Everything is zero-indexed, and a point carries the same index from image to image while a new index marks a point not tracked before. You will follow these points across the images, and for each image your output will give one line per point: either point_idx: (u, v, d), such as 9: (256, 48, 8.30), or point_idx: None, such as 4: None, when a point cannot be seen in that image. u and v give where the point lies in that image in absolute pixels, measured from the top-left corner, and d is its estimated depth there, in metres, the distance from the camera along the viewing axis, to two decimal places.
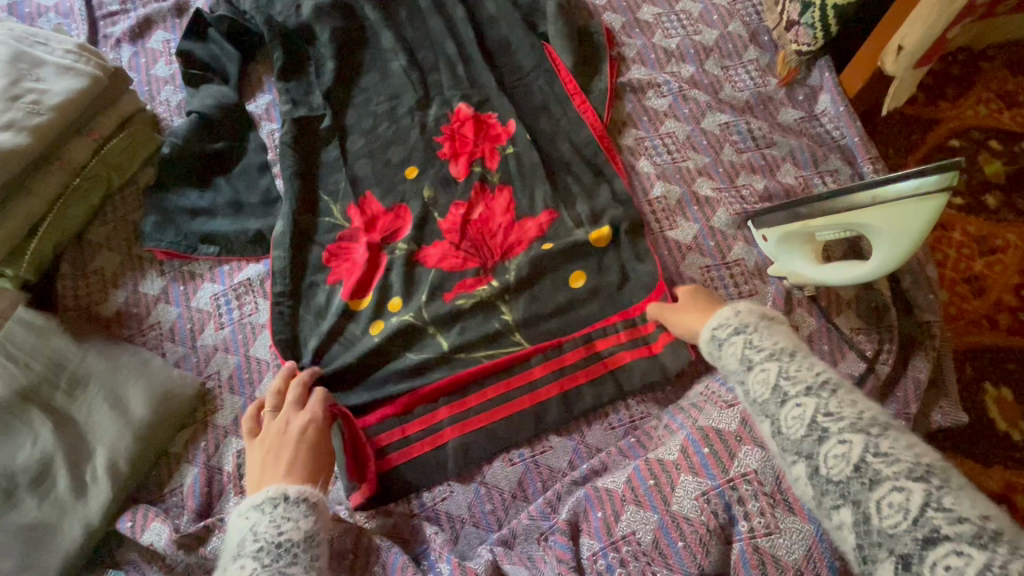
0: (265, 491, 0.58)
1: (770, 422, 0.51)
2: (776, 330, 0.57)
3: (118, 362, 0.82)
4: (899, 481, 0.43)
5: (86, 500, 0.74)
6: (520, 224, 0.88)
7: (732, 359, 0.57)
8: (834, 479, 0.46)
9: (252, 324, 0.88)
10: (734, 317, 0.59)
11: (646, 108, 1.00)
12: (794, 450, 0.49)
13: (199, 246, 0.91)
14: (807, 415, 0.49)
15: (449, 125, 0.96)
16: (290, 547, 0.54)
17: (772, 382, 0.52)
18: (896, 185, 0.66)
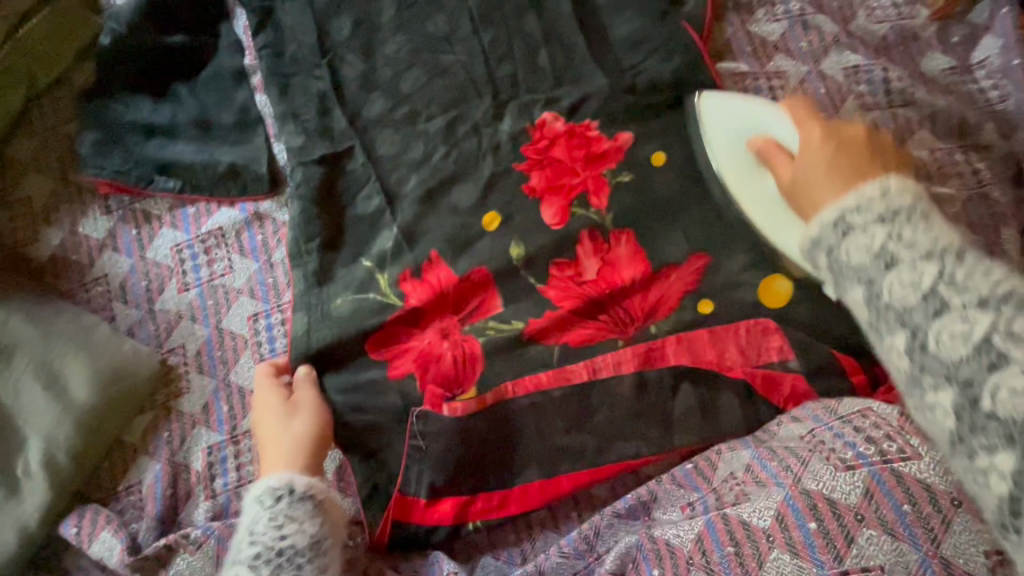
0: (266, 482, 0.56)
1: (910, 335, 0.39)
2: (938, 222, 0.41)
3: (52, 328, 0.64)
4: (969, 313, 0.37)
5: (19, 498, 0.61)
6: (660, 277, 0.68)
7: (857, 254, 0.42)
8: (898, 310, 0.40)
9: (224, 288, 0.69)
10: (880, 200, 0.42)
11: (751, 36, 0.75)
12: (973, 387, 0.36)
13: (155, 178, 0.70)
14: (882, 247, 0.41)
15: (534, 146, 0.72)
16: (293, 556, 0.53)
17: (986, 293, 0.37)
18: (703, 106, 0.69)
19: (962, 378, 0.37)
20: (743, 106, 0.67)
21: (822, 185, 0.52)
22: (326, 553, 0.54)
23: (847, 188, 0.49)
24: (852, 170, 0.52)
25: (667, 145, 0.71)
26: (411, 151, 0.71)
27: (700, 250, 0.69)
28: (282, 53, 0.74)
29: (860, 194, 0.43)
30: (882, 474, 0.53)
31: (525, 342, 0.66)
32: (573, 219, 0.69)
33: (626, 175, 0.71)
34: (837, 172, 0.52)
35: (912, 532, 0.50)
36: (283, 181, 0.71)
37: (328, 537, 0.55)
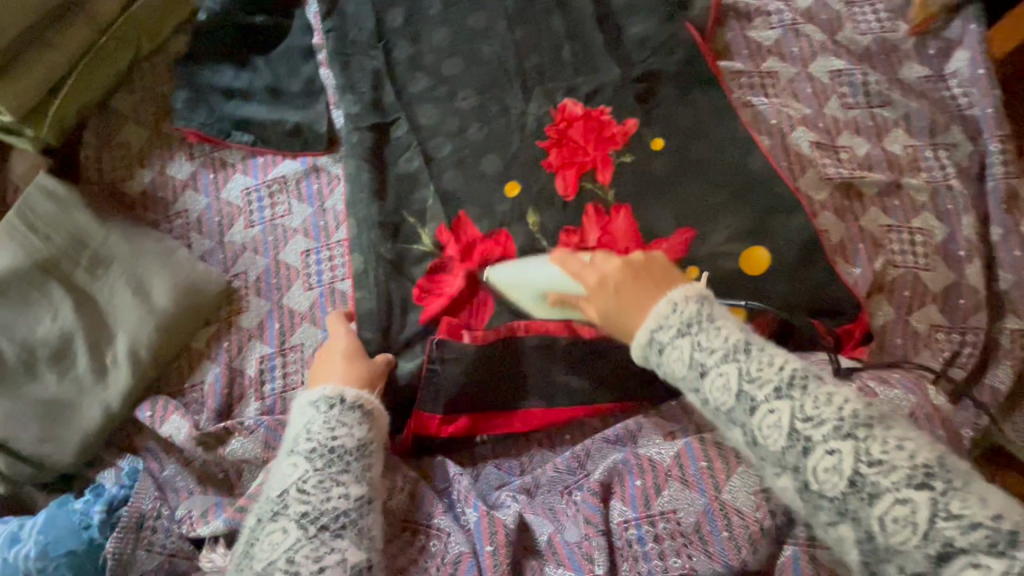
0: (324, 390, 0.63)
1: (744, 432, 0.53)
2: (721, 322, 0.56)
3: (142, 247, 0.77)
4: (829, 445, 0.48)
5: (106, 383, 0.73)
6: (652, 246, 0.79)
7: (677, 364, 0.56)
8: (773, 448, 0.51)
9: (284, 227, 0.81)
10: (674, 316, 0.57)
11: (749, 41, 0.86)
12: (801, 472, 0.49)
13: (233, 132, 0.83)
14: (731, 383, 0.53)
15: (554, 126, 0.83)
16: (343, 454, 0.60)
17: (775, 382, 0.52)
18: (492, 272, 0.75)
19: (792, 465, 0.50)
20: (526, 268, 0.72)
21: (637, 314, 0.59)
22: (371, 455, 0.61)
23: (653, 312, 0.58)
24: (649, 284, 0.60)
25: (670, 129, 0.82)
26: (448, 123, 0.83)
27: (687, 225, 0.79)
28: (344, 35, 0.87)
29: (659, 311, 0.58)
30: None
31: None
32: (581, 191, 0.81)
33: (630, 156, 0.82)
34: (633, 304, 0.59)
35: None
36: (338, 141, 0.84)
37: (374, 441, 0.62)
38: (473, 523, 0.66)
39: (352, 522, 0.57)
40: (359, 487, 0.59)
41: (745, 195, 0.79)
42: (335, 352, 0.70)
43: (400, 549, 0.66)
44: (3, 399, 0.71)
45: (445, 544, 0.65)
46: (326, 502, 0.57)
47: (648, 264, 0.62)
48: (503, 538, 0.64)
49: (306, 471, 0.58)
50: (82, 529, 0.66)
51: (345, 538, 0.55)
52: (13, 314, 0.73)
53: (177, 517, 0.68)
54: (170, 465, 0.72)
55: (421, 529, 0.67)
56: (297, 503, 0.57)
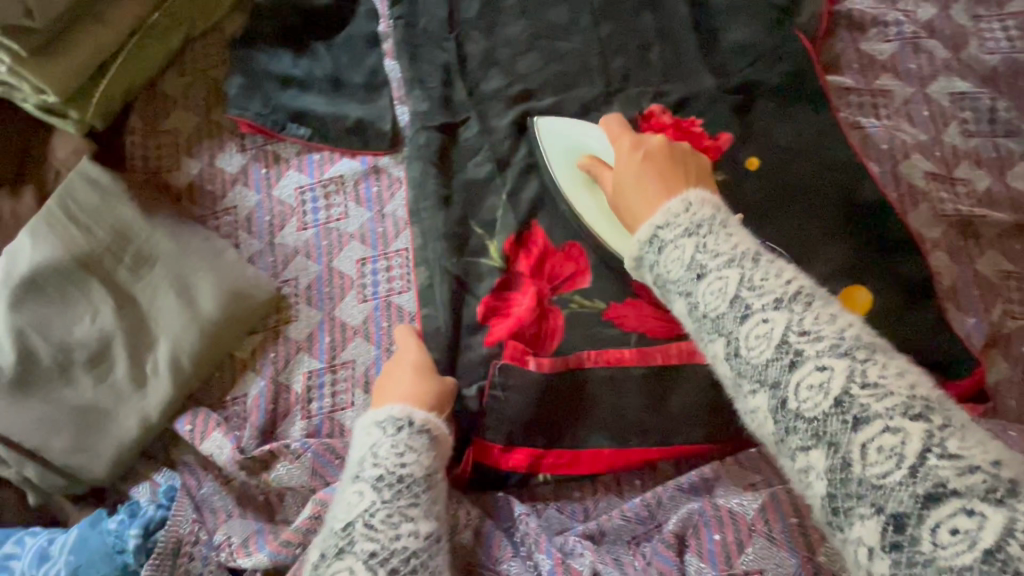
0: (391, 410, 0.58)
1: (725, 342, 0.41)
2: (735, 230, 0.45)
3: (189, 246, 0.71)
4: (822, 360, 0.37)
5: (145, 392, 0.68)
6: None
7: (674, 266, 0.45)
8: (754, 362, 0.40)
9: (339, 232, 0.75)
10: (685, 216, 0.47)
11: (861, 54, 0.77)
12: (781, 388, 0.38)
13: (288, 124, 0.77)
14: (728, 287, 0.42)
15: (640, 134, 0.75)
16: (412, 484, 0.53)
17: (779, 292, 0.40)
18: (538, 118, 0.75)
19: (772, 381, 0.39)
20: (570, 130, 0.73)
21: (647, 195, 0.52)
22: (438, 488, 0.56)
23: (663, 208, 0.48)
24: (674, 171, 0.53)
25: (767, 148, 0.74)
26: (523, 128, 0.76)
27: (782, 256, 0.71)
28: (414, 24, 0.79)
29: (668, 210, 0.48)
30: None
31: (604, 323, 0.71)
32: None
33: (722, 174, 0.74)
34: (648, 188, 0.52)
35: None
36: (401, 140, 0.77)
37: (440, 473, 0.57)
38: (547, 572, 0.61)
39: (423, 565, 0.50)
40: (427, 522, 0.52)
41: (849, 228, 0.72)
42: (401, 370, 0.64)
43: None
44: (36, 404, 0.66)
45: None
46: (395, 541, 0.50)
47: (685, 157, 0.55)
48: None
49: (373, 502, 0.51)
50: (115, 553, 0.61)
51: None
52: (50, 312, 0.67)
53: (215, 543, 0.63)
54: (208, 482, 0.67)
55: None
56: (363, 539, 0.49)
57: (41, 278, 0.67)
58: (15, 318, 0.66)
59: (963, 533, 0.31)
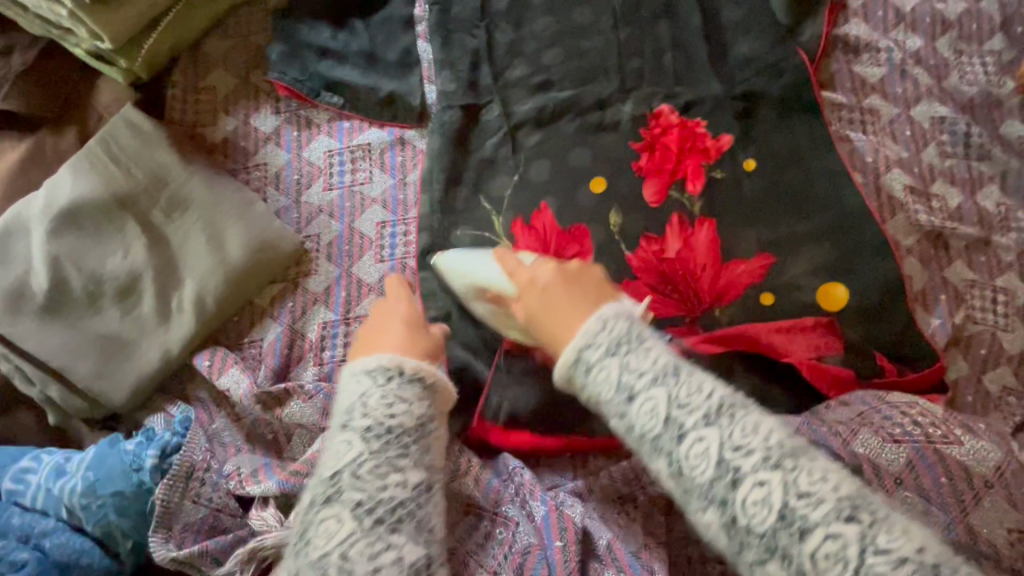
0: (381, 358, 0.56)
1: (669, 462, 0.48)
2: (651, 342, 0.52)
3: (222, 195, 0.75)
4: (758, 475, 0.45)
5: (168, 327, 0.71)
6: (730, 266, 0.78)
7: (604, 386, 0.51)
8: (699, 481, 0.46)
9: (362, 195, 0.80)
10: (603, 334, 0.53)
11: (855, 75, 0.85)
12: (729, 504, 0.45)
13: (323, 92, 0.82)
14: (660, 408, 0.48)
15: (648, 130, 0.82)
16: (402, 434, 0.52)
17: (705, 409, 0.48)
18: (442, 257, 0.74)
19: (720, 498, 0.45)
20: (473, 260, 0.71)
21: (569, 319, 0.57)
22: (430, 435, 0.55)
23: (583, 327, 0.54)
24: (588, 290, 0.58)
25: (763, 152, 0.81)
26: (542, 114, 0.82)
27: (767, 251, 0.79)
28: (447, 11, 0.85)
29: (585, 330, 0.54)
30: (925, 450, 0.60)
31: None
32: (666, 200, 0.80)
33: (721, 172, 0.81)
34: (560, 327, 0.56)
35: (944, 500, 0.58)
36: (428, 116, 0.82)
37: (432, 420, 0.56)
38: (541, 518, 0.63)
39: (411, 514, 0.50)
40: (417, 473, 0.52)
41: (831, 229, 0.79)
42: (390, 325, 0.63)
43: (464, 535, 0.65)
44: (63, 328, 0.69)
45: (512, 534, 0.63)
46: (382, 491, 0.49)
47: (593, 276, 0.61)
48: (572, 535, 0.62)
49: (360, 454, 0.51)
50: (132, 471, 0.65)
51: (402, 534, 0.49)
52: (85, 244, 0.71)
53: (225, 472, 0.66)
54: (220, 419, 0.72)
55: (485, 516, 0.65)
56: (350, 488, 0.49)
57: (80, 212, 0.71)
58: (53, 246, 0.70)
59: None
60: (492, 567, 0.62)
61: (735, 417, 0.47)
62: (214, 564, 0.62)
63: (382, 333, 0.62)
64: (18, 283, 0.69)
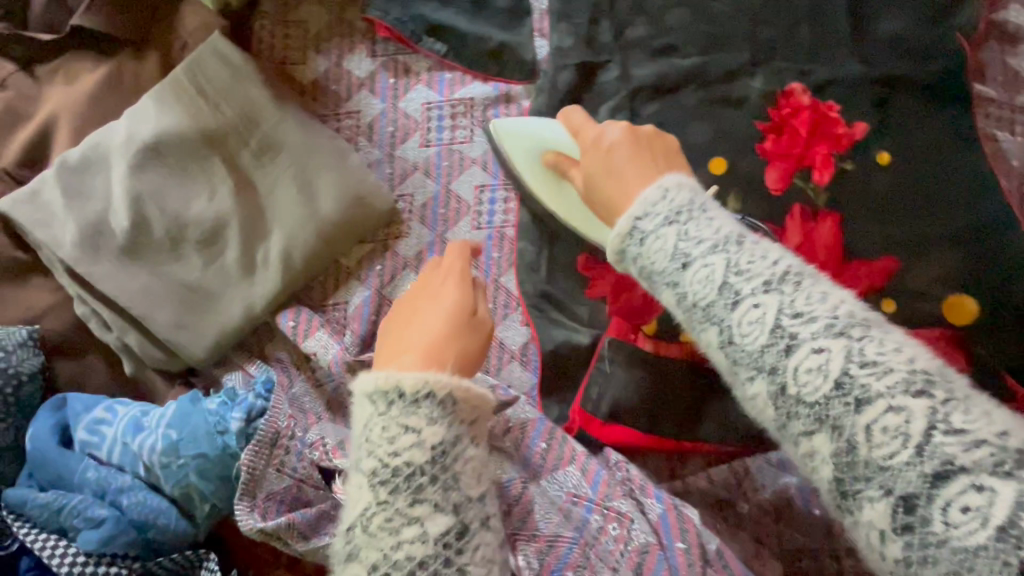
0: (372, 376, 0.38)
1: (718, 332, 0.36)
2: (717, 213, 0.40)
3: (315, 142, 0.69)
4: (819, 343, 0.32)
5: (252, 281, 0.66)
6: (851, 266, 0.72)
7: (656, 258, 0.39)
8: (747, 349, 0.34)
9: (461, 155, 0.74)
10: (663, 204, 0.40)
11: (1007, 67, 0.77)
12: (779, 374, 0.33)
13: (425, 37, 0.75)
14: (716, 274, 0.36)
15: (777, 109, 0.75)
16: (416, 481, 0.36)
17: (768, 275, 0.35)
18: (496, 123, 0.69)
19: (768, 367, 0.33)
20: (533, 126, 0.67)
21: (617, 181, 0.47)
22: (460, 464, 0.37)
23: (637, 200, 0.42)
24: (645, 153, 0.48)
25: (903, 143, 0.73)
26: (662, 82, 0.75)
27: (891, 252, 0.71)
28: None
29: (643, 201, 0.41)
30: None
31: None
32: (790, 188, 0.73)
33: (853, 161, 0.73)
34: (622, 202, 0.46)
35: None
36: (537, 74, 0.75)
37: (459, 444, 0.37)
38: (659, 517, 0.59)
39: None
40: (446, 528, 0.35)
41: (976, 234, 0.70)
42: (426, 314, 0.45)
43: (575, 527, 0.59)
44: (142, 273, 0.64)
45: (628, 531, 0.58)
46: (396, 552, 0.35)
47: (655, 137, 0.50)
48: (695, 536, 0.57)
49: (368, 506, 0.36)
50: (217, 433, 0.61)
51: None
52: (168, 184, 0.65)
53: (309, 441, 0.62)
54: (299, 382, 0.67)
55: (594, 510, 0.60)
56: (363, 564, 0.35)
57: (164, 147, 0.65)
58: (135, 182, 0.64)
59: (974, 510, 0.28)
60: (610, 563, 0.56)
61: (801, 279, 0.34)
62: (300, 538, 0.58)
63: (409, 322, 0.45)
64: (97, 220, 0.64)
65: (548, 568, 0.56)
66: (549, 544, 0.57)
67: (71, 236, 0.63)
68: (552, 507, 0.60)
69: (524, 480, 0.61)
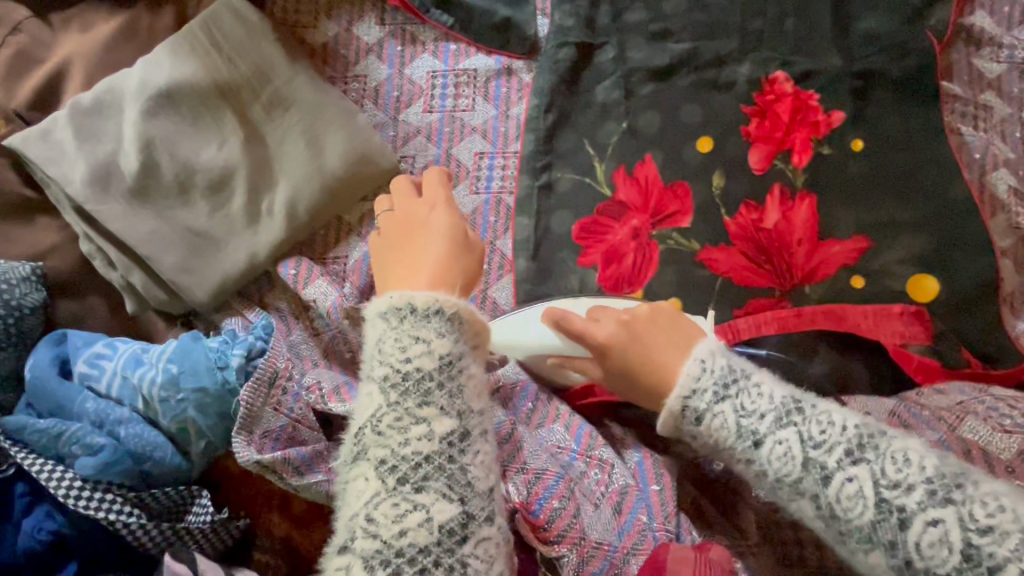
0: (388, 299, 0.48)
1: (815, 503, 0.41)
2: (766, 379, 0.45)
3: (324, 101, 0.71)
4: (930, 513, 0.38)
5: (256, 229, 0.68)
6: (825, 244, 0.76)
7: (722, 434, 0.44)
8: (853, 522, 0.40)
9: (463, 122, 0.77)
10: (706, 377, 0.45)
11: (973, 68, 0.83)
12: (899, 546, 0.39)
13: (433, 9, 0.78)
14: (795, 451, 0.41)
15: (762, 94, 0.80)
16: (421, 381, 0.45)
17: (846, 443, 0.41)
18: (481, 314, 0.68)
19: (884, 540, 0.39)
20: (513, 326, 0.65)
21: (648, 356, 0.49)
22: (461, 375, 0.47)
23: (680, 373, 0.46)
24: (668, 331, 0.50)
25: (878, 130, 0.79)
26: (655, 64, 0.79)
27: (863, 233, 0.76)
28: None
29: (685, 374, 0.45)
30: None
31: (697, 262, 0.74)
32: (771, 168, 0.78)
33: (829, 147, 0.78)
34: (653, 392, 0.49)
35: None
36: (538, 50, 0.80)
37: (462, 358, 0.47)
38: (636, 465, 0.63)
39: (439, 469, 0.43)
40: (444, 424, 0.45)
41: (939, 218, 0.76)
42: (429, 244, 0.55)
43: (561, 467, 0.63)
44: (149, 216, 0.66)
45: (609, 475, 0.63)
46: (404, 447, 0.43)
47: (662, 312, 0.51)
48: (670, 480, 0.62)
49: (380, 407, 0.45)
50: (217, 368, 0.62)
51: (430, 489, 0.43)
52: (179, 131, 0.67)
53: (306, 385, 0.65)
54: (297, 330, 0.69)
55: (578, 457, 0.64)
56: (374, 444, 0.44)
57: (177, 95, 0.67)
58: (147, 126, 0.66)
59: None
60: (592, 501, 0.61)
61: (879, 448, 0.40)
62: (295, 473, 0.60)
63: (412, 252, 0.54)
64: (105, 161, 0.65)
65: (536, 497, 0.60)
66: (538, 476, 0.61)
67: (80, 174, 0.64)
68: (541, 448, 0.64)
69: (514, 424, 0.66)
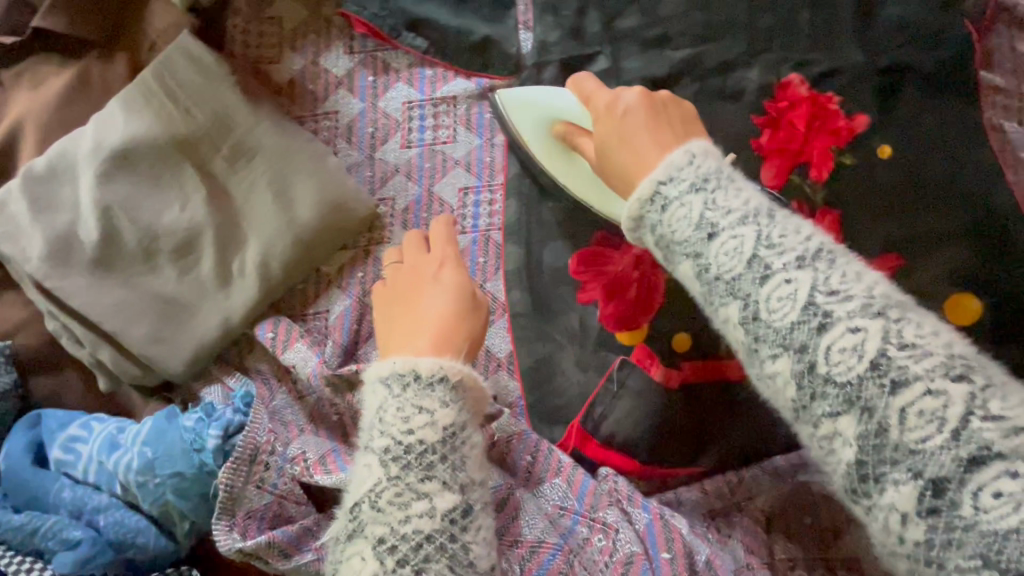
0: (391, 363, 0.43)
1: (742, 305, 0.34)
2: (745, 186, 0.38)
3: (291, 146, 0.66)
4: (854, 321, 0.31)
5: (229, 291, 0.64)
6: None
7: (680, 226, 0.37)
8: (776, 326, 0.33)
9: (444, 156, 0.71)
10: (690, 169, 0.39)
11: (1017, 53, 0.74)
12: (809, 352, 0.32)
13: (405, 33, 0.72)
14: (746, 246, 0.34)
15: (773, 102, 0.72)
16: (423, 453, 0.40)
17: (800, 250, 0.34)
18: (501, 94, 0.63)
19: (796, 344, 0.32)
20: (539, 97, 0.61)
21: (632, 151, 0.44)
22: (465, 446, 0.42)
23: (664, 162, 0.40)
24: (663, 123, 0.44)
25: (909, 133, 0.70)
26: (653, 75, 0.72)
27: (894, 251, 0.68)
28: None
29: (669, 162, 0.40)
30: None
31: None
32: (786, 185, 0.69)
33: (852, 157, 0.70)
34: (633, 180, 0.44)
35: None
36: (522, 68, 0.72)
37: (467, 428, 0.43)
38: (645, 526, 0.57)
39: (441, 550, 0.38)
40: (447, 499, 0.39)
41: (986, 229, 0.67)
42: (432, 303, 0.50)
43: (560, 534, 0.58)
44: (114, 287, 0.62)
45: (613, 542, 0.57)
46: (404, 524, 0.38)
47: (670, 103, 0.47)
48: (681, 545, 0.56)
49: (379, 481, 0.40)
50: (193, 451, 0.59)
51: (431, 574, 0.37)
52: (139, 193, 0.63)
53: (289, 457, 0.60)
54: (281, 395, 0.64)
55: (581, 522, 0.58)
56: (371, 524, 0.39)
57: (134, 154, 0.63)
58: (104, 192, 0.62)
59: (1007, 495, 0.28)
60: (595, 573, 0.55)
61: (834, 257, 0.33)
62: (282, 557, 0.56)
63: (415, 312, 0.49)
64: (65, 233, 0.62)
65: (531, 574, 0.55)
66: (532, 549, 0.56)
67: (38, 249, 0.61)
68: (539, 513, 0.59)
69: (510, 487, 0.61)
